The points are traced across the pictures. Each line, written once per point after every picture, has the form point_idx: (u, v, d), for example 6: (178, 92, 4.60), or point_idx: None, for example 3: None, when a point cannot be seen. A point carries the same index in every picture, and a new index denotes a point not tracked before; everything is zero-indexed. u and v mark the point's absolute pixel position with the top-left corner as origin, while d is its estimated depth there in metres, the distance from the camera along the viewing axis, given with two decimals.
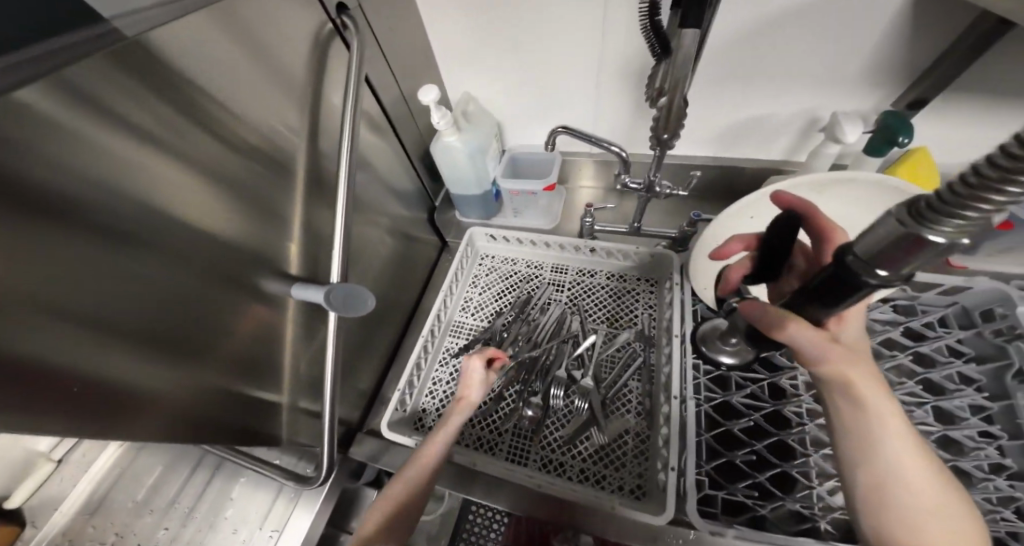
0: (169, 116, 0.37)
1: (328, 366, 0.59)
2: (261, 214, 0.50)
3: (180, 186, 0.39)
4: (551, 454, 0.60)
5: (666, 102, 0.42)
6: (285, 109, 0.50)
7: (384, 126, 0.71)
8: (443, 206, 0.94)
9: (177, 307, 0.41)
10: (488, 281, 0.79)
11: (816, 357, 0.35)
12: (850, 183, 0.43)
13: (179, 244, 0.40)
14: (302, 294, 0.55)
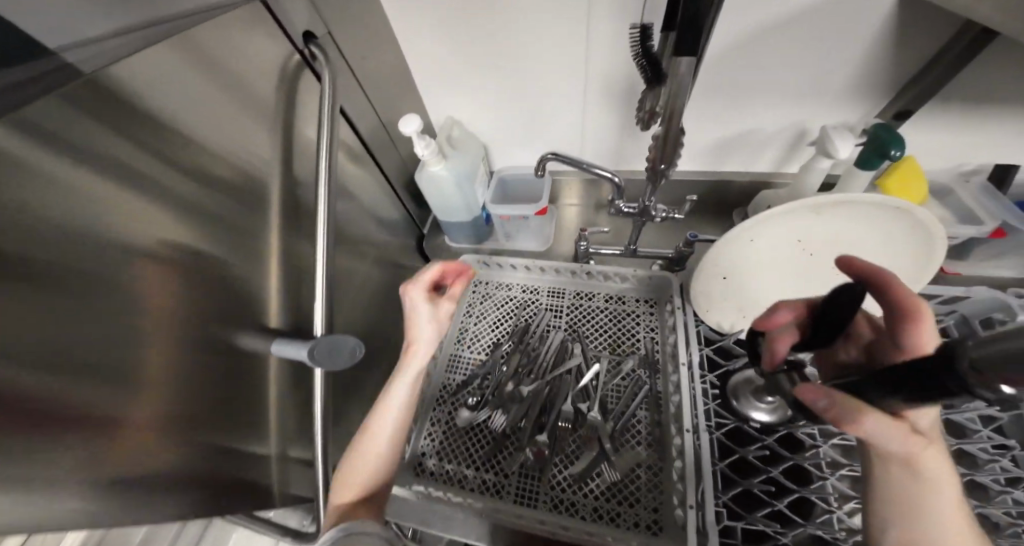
0: (132, 155, 0.35)
1: (315, 415, 0.55)
2: (235, 257, 0.46)
3: (148, 227, 0.36)
4: (562, 493, 0.57)
5: (662, 131, 0.40)
6: (258, 145, 0.48)
7: (363, 155, 0.68)
8: (431, 232, 0.91)
9: (142, 364, 0.37)
10: (482, 309, 0.76)
11: (888, 444, 0.33)
12: (851, 204, 0.43)
13: (149, 290, 0.37)
14: (283, 349, 0.51)
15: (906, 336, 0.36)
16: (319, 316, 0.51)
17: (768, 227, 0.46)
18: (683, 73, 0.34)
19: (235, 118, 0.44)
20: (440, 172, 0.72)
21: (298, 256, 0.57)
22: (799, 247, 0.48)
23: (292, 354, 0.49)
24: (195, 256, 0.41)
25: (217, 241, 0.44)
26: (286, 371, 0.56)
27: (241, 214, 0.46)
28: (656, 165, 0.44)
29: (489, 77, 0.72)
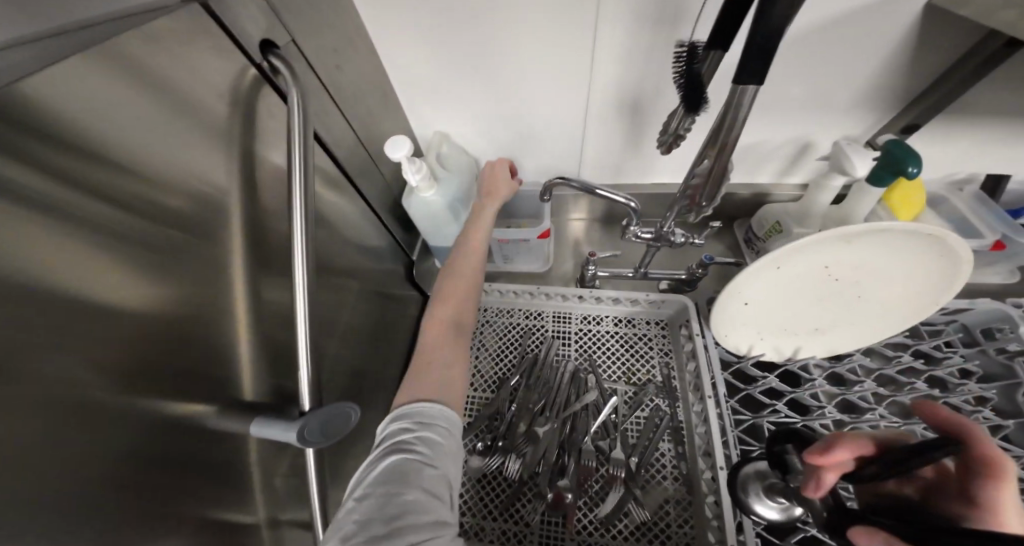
0: (52, 190, 0.27)
1: (311, 486, 0.48)
2: (200, 316, 0.39)
3: (88, 274, 0.29)
4: (589, 537, 0.54)
5: (707, 166, 0.38)
6: (217, 178, 0.40)
7: (341, 181, 0.61)
8: (421, 257, 0.86)
9: (90, 463, 0.30)
10: (484, 339, 0.72)
11: None
12: (884, 232, 0.42)
13: (94, 354, 0.30)
14: (264, 430, 0.42)
15: (982, 495, 0.30)
16: (303, 381, 0.44)
17: (797, 256, 0.45)
18: (746, 101, 0.32)
19: (185, 146, 0.36)
20: (432, 198, 0.67)
21: (280, 304, 0.49)
22: (825, 272, 0.47)
23: (275, 436, 0.41)
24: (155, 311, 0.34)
25: (177, 294, 0.36)
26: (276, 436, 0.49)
27: (203, 263, 0.39)
28: (697, 202, 0.42)
29: (478, 89, 0.67)
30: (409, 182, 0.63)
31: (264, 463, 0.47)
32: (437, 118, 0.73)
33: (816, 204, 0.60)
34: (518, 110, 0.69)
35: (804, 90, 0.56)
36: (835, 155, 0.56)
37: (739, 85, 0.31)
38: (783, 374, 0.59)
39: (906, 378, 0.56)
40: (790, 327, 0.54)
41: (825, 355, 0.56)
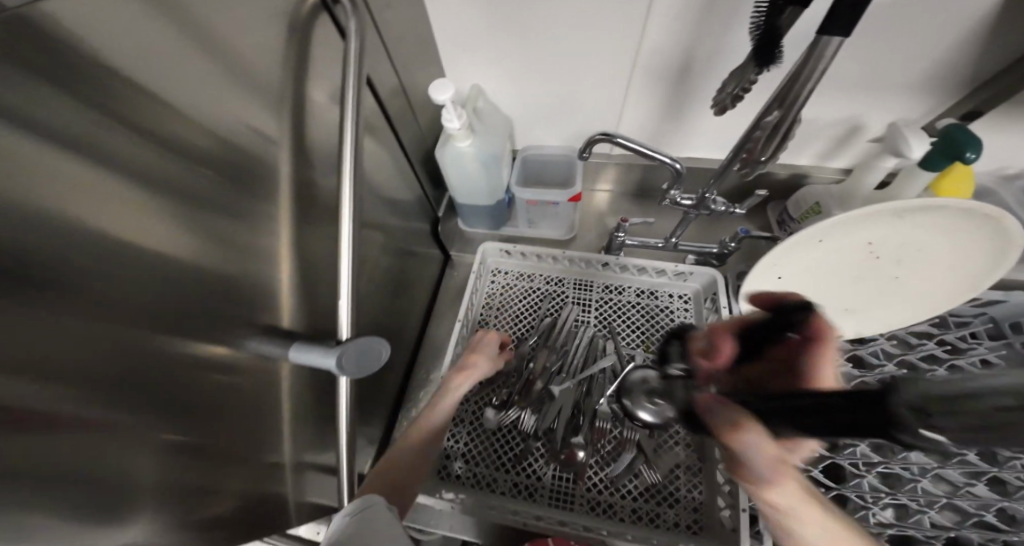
0: (78, 119, 0.24)
1: (338, 423, 0.49)
2: (243, 244, 0.38)
3: (112, 210, 0.27)
4: (599, 495, 0.55)
5: (778, 117, 0.37)
6: (273, 114, 0.39)
7: (380, 126, 0.60)
8: (446, 215, 0.84)
9: (135, 368, 0.30)
10: (504, 300, 0.73)
11: (765, 477, 0.25)
12: (934, 210, 0.41)
13: (118, 293, 0.28)
14: (304, 356, 0.42)
15: (807, 360, 0.34)
16: (343, 316, 0.44)
17: (842, 229, 0.44)
18: (827, 53, 0.32)
19: (226, 78, 0.33)
20: (467, 148, 0.66)
21: (319, 244, 0.49)
22: (867, 250, 0.47)
23: (315, 362, 0.41)
24: (180, 251, 0.32)
25: (222, 225, 0.35)
26: (307, 374, 0.49)
27: (257, 197, 0.39)
28: (753, 156, 0.41)
29: (524, 44, 0.65)
30: (445, 127, 0.62)
31: (294, 400, 0.48)
32: (477, 73, 0.71)
33: (861, 183, 0.61)
34: (562, 71, 0.67)
35: (867, 68, 0.54)
36: (888, 135, 0.57)
37: (823, 36, 0.31)
38: None
39: (928, 363, 0.56)
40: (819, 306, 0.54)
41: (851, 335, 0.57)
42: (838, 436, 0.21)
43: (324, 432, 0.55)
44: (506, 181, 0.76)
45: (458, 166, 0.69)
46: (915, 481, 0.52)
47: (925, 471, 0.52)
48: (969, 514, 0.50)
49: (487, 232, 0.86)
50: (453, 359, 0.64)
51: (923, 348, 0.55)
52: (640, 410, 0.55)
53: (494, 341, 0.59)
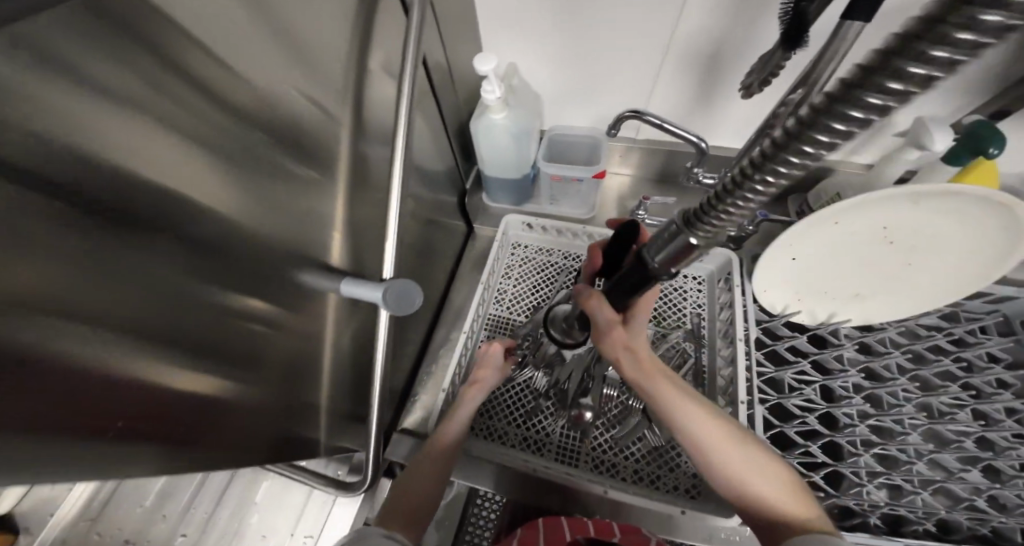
0: (184, 96, 0.26)
1: (375, 364, 0.55)
2: (308, 195, 0.40)
3: (173, 173, 0.26)
4: (603, 454, 0.59)
5: (802, 94, 0.39)
6: (338, 98, 0.41)
7: (428, 97, 0.62)
8: (473, 188, 0.86)
9: (216, 297, 0.33)
10: (523, 271, 0.76)
11: (605, 333, 0.46)
12: (947, 194, 0.44)
13: (205, 249, 0.30)
14: (355, 289, 0.46)
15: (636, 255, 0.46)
16: (389, 258, 0.48)
17: (858, 211, 0.48)
18: (848, 36, 0.34)
19: (309, 35, 0.35)
20: (502, 121, 0.68)
21: (365, 208, 0.52)
22: (882, 233, 0.50)
23: (365, 294, 0.45)
24: (232, 217, 0.32)
25: (290, 179, 0.37)
26: (343, 322, 0.53)
27: (318, 168, 0.41)
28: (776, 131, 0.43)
29: (562, 24, 0.66)
30: (483, 98, 0.65)
31: (331, 345, 0.53)
32: (514, 50, 0.73)
33: (884, 176, 0.62)
34: (598, 52, 0.69)
35: None
36: (912, 128, 0.57)
37: (847, 21, 0.33)
38: (811, 337, 0.62)
39: (934, 354, 0.58)
40: (831, 291, 0.57)
41: (860, 323, 0.60)
42: (653, 282, 0.36)
43: (353, 378, 0.59)
44: (534, 157, 0.79)
45: (491, 139, 0.72)
46: (911, 464, 0.53)
47: (921, 455, 0.53)
48: (961, 498, 0.51)
49: (510, 208, 0.88)
50: (472, 320, 0.68)
51: (928, 339, 0.58)
52: (571, 337, 0.59)
53: (500, 351, 0.61)
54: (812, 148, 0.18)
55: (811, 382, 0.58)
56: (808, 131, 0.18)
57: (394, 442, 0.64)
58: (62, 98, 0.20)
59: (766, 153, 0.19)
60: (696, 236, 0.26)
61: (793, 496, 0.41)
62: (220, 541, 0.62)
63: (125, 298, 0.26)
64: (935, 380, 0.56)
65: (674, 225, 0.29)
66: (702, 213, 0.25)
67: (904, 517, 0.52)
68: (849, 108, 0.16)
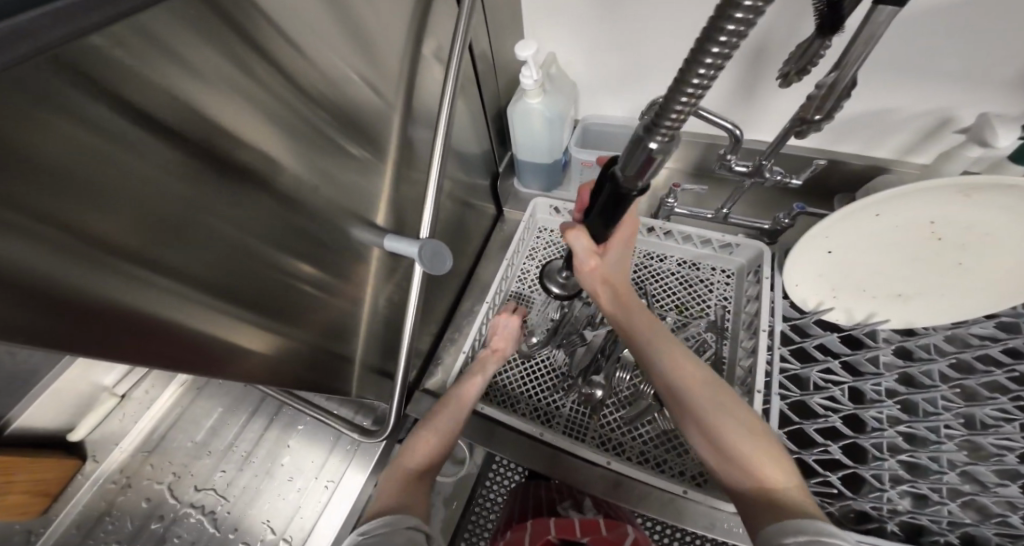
0: (260, 69, 0.29)
1: (404, 327, 0.57)
2: (360, 163, 0.44)
3: (252, 150, 0.31)
4: (611, 432, 0.61)
5: (834, 78, 0.38)
6: (392, 83, 0.45)
7: (474, 81, 0.64)
8: (505, 172, 0.87)
9: (273, 240, 0.37)
10: (547, 253, 0.78)
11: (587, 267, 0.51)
12: (999, 189, 0.42)
13: (269, 202, 0.35)
14: (394, 245, 0.49)
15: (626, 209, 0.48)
16: (427, 217, 0.51)
17: (899, 203, 0.46)
18: (880, 21, 0.33)
19: (370, 15, 0.38)
20: (537, 106, 0.70)
21: (407, 185, 0.56)
22: (928, 229, 0.48)
23: (401, 249, 0.48)
24: (294, 186, 0.36)
25: (347, 144, 0.41)
26: (379, 287, 0.57)
27: (368, 149, 0.45)
28: (808, 115, 0.43)
29: (605, 14, 0.67)
30: (521, 83, 0.67)
31: (367, 307, 0.56)
32: (555, 38, 0.74)
33: (940, 174, 0.59)
34: (639, 43, 0.68)
35: (967, 59, 0.52)
36: (974, 126, 0.54)
37: (881, 6, 0.32)
38: (845, 338, 0.59)
39: (983, 364, 0.54)
40: (869, 288, 0.55)
41: (900, 326, 0.57)
42: (625, 204, 0.40)
43: (383, 341, 0.63)
44: (566, 143, 0.80)
45: (526, 124, 0.74)
46: (942, 473, 0.50)
47: (954, 466, 0.50)
48: (992, 513, 0.48)
49: (540, 193, 0.90)
50: (494, 293, 0.70)
51: (977, 347, 0.53)
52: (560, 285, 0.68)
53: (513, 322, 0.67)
54: (721, 45, 0.22)
55: (838, 382, 0.55)
56: (715, 33, 0.22)
57: (414, 402, 0.67)
58: (171, 76, 0.24)
59: (699, 55, 0.23)
60: (655, 140, 0.30)
61: (768, 457, 0.41)
62: (255, 477, 0.68)
63: (207, 236, 0.30)
64: (982, 391, 0.53)
65: (631, 144, 0.33)
66: (654, 126, 0.29)
67: (925, 526, 0.50)
68: (730, 18, 0.21)
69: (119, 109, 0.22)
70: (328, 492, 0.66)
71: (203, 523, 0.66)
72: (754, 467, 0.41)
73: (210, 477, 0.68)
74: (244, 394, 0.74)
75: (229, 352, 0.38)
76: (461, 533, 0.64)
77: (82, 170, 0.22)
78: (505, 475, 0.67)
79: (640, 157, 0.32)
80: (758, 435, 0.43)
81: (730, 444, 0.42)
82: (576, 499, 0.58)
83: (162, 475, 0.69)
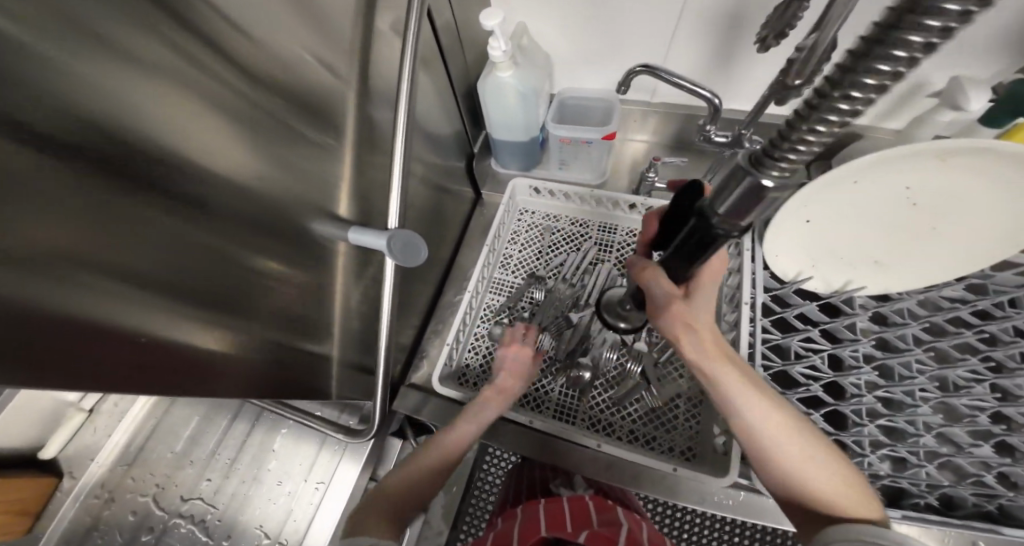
0: (206, 58, 0.27)
1: (381, 323, 0.55)
2: (318, 153, 0.41)
3: (197, 149, 0.28)
4: (600, 413, 0.61)
5: (813, 40, 0.36)
6: (345, 60, 0.41)
7: (437, 57, 0.60)
8: (480, 153, 0.84)
9: (232, 241, 0.35)
10: (529, 237, 0.77)
11: (661, 305, 0.47)
12: (975, 154, 0.42)
13: (222, 201, 0.32)
14: (360, 238, 0.46)
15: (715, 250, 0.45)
16: (395, 207, 0.48)
17: (879, 169, 0.46)
18: None
19: None
20: (509, 80, 0.66)
21: (373, 174, 0.52)
22: (905, 196, 0.48)
23: (367, 242, 0.46)
24: (258, 183, 0.35)
25: (303, 133, 0.38)
26: (352, 284, 0.55)
27: (327, 137, 0.42)
28: (788, 81, 0.41)
29: None
30: (489, 55, 0.63)
31: (341, 304, 0.54)
32: (524, 8, 0.69)
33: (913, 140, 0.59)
34: (613, 10, 0.65)
35: None
36: (945, 89, 0.54)
37: None
38: (824, 306, 0.60)
39: (953, 327, 0.56)
40: (848, 258, 0.55)
41: (876, 292, 0.58)
42: (720, 241, 0.36)
43: (362, 337, 0.61)
44: (542, 119, 0.76)
45: (498, 99, 0.70)
46: (918, 437, 0.52)
47: (930, 429, 0.52)
48: (969, 473, 0.51)
49: (518, 173, 0.87)
50: (476, 281, 0.69)
51: (948, 310, 0.54)
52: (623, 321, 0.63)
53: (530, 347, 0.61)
54: (880, 75, 0.18)
55: (819, 350, 0.56)
56: (879, 52, 0.18)
57: (401, 397, 0.66)
58: (89, 59, 0.21)
59: (812, 104, 0.20)
60: (774, 166, 0.24)
61: (850, 488, 0.41)
62: (242, 483, 0.67)
63: (154, 239, 0.28)
64: (954, 353, 0.55)
65: (735, 169, 0.27)
66: (774, 148, 0.24)
67: (905, 490, 0.53)
68: (878, 57, 0.18)
69: (29, 96, 0.20)
70: (319, 493, 0.65)
71: (195, 532, 0.65)
72: (851, 514, 0.40)
73: (196, 487, 0.67)
74: (221, 400, 0.72)
75: (192, 361, 0.36)
76: (462, 519, 0.65)
77: (24, 179, 0.20)
78: (500, 459, 0.68)
79: (747, 183, 0.26)
80: (836, 463, 0.42)
81: (811, 475, 0.41)
82: (568, 477, 0.58)
83: (146, 488, 0.67)
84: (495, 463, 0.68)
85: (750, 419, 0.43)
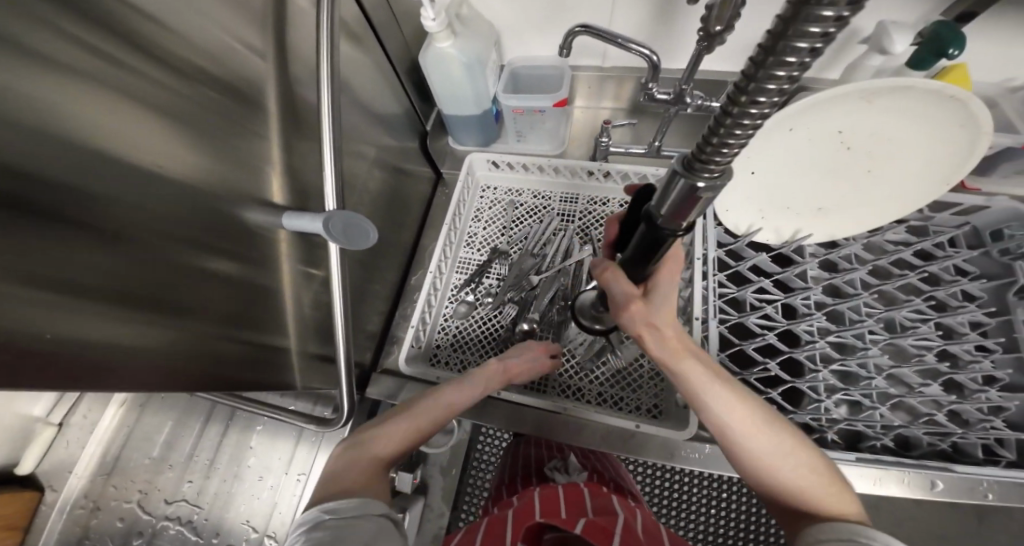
0: (128, 57, 0.28)
1: (337, 312, 0.55)
2: (249, 144, 0.40)
3: (134, 149, 0.29)
4: (569, 380, 0.63)
5: None
6: (262, 45, 0.40)
7: (370, 33, 0.58)
8: (434, 131, 0.82)
9: (178, 241, 0.35)
10: (491, 213, 0.76)
11: (626, 310, 0.44)
12: (904, 93, 0.45)
13: (167, 200, 0.33)
14: (296, 224, 0.45)
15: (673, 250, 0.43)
16: (331, 191, 0.47)
17: (811, 114, 0.48)
18: None
19: None
20: (449, 52, 0.64)
21: (313, 162, 0.51)
22: (839, 139, 0.51)
23: (304, 227, 0.45)
24: (202, 178, 0.35)
25: (235, 125, 0.38)
26: (302, 274, 0.54)
27: (255, 126, 0.41)
28: (710, 28, 0.40)
29: None
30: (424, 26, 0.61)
31: (292, 296, 0.53)
32: None
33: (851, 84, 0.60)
34: None
35: None
36: (873, 35, 0.55)
37: None
38: (777, 257, 0.61)
39: (899, 269, 0.58)
40: (793, 206, 0.57)
41: (823, 239, 0.59)
42: (668, 241, 0.33)
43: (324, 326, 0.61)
44: (492, 90, 0.75)
45: (442, 75, 0.68)
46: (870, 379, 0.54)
47: (880, 370, 0.55)
48: (922, 413, 0.53)
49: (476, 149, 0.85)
50: (438, 261, 0.69)
51: (891, 253, 0.56)
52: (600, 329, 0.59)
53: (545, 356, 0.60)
54: (778, 82, 0.18)
55: (772, 300, 0.57)
56: (775, 56, 0.17)
57: (374, 383, 0.67)
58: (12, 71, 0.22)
59: (747, 83, 0.18)
60: (699, 176, 0.24)
61: (827, 484, 0.41)
62: (224, 481, 0.68)
63: (88, 246, 0.28)
64: (900, 296, 0.57)
65: (669, 175, 0.27)
66: (699, 155, 0.24)
67: (863, 434, 0.55)
68: (810, 17, 0.15)
69: None
70: (301, 484, 0.66)
71: (183, 532, 0.66)
72: (822, 506, 0.40)
73: (178, 489, 0.67)
74: (194, 403, 0.71)
75: (155, 367, 0.36)
76: (462, 497, 0.67)
77: None
78: (494, 441, 0.70)
79: (678, 189, 0.26)
80: (812, 460, 0.42)
81: (785, 473, 0.42)
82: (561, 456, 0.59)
83: (128, 494, 0.68)
84: (490, 444, 0.70)
85: (721, 415, 0.43)
